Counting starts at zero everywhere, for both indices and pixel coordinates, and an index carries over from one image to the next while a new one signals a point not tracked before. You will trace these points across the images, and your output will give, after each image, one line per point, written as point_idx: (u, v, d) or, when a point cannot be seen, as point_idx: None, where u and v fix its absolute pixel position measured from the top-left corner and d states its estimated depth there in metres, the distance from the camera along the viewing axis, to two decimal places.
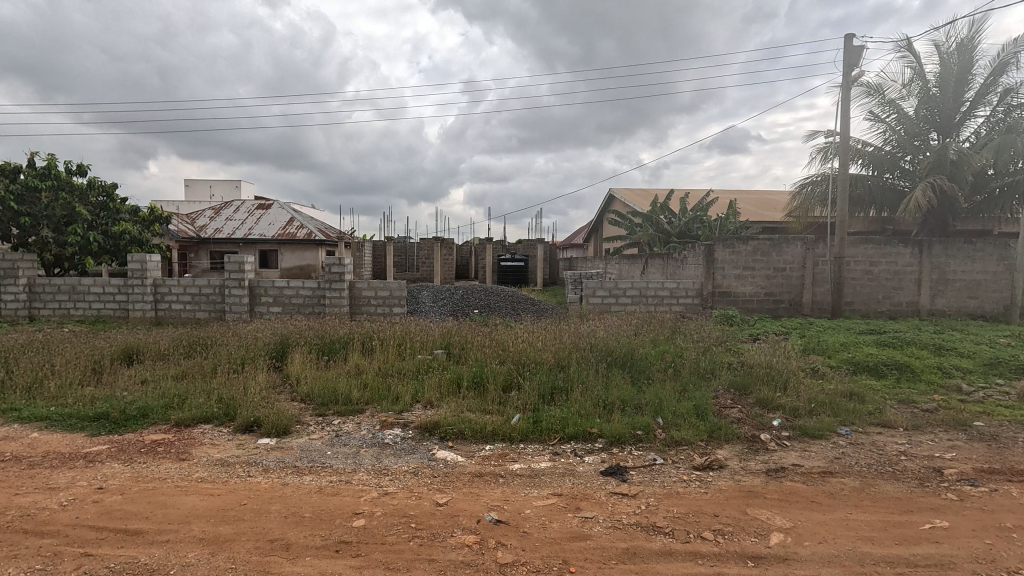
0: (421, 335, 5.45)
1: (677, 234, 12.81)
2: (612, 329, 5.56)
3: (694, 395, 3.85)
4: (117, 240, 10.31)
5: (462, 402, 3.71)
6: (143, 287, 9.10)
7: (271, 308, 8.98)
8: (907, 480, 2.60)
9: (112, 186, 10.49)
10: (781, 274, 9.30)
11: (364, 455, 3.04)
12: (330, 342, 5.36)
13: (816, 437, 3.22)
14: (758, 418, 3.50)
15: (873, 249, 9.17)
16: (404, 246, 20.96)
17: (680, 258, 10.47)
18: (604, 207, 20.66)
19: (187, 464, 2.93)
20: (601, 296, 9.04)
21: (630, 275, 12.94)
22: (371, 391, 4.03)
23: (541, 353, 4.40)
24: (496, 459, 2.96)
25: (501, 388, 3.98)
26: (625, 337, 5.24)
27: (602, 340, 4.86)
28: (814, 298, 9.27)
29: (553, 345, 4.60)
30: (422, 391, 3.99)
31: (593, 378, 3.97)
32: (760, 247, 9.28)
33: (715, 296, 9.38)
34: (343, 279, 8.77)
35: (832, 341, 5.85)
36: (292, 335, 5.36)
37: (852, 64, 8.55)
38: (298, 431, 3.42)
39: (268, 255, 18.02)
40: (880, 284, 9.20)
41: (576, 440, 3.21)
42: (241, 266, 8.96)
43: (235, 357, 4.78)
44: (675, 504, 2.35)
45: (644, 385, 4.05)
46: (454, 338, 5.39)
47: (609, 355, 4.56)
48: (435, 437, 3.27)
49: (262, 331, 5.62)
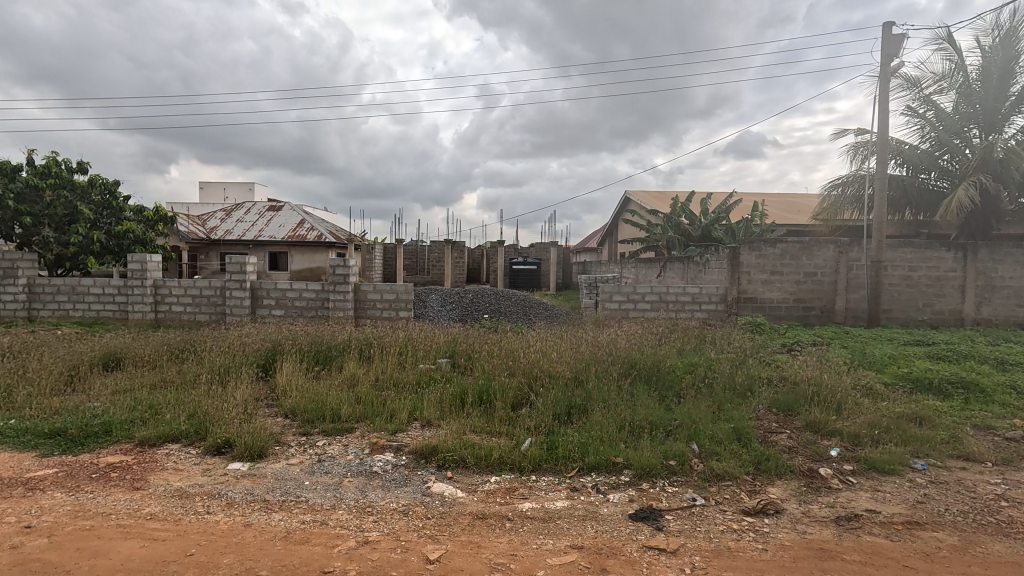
0: (425, 342, 5.00)
1: (698, 237, 12.26)
2: (635, 338, 5.07)
3: (733, 417, 3.34)
4: (120, 240, 10.04)
5: (465, 421, 3.24)
6: (143, 288, 8.79)
7: (274, 311, 8.61)
8: (1020, 536, 2.07)
9: (116, 185, 10.24)
10: (812, 280, 8.71)
11: (347, 487, 2.58)
12: (325, 349, 4.93)
13: (887, 472, 2.69)
14: (813, 446, 2.98)
15: (913, 253, 8.54)
16: (415, 249, 20.61)
17: (702, 262, 9.92)
18: (620, 210, 20.11)
19: (138, 496, 2.49)
20: (618, 301, 8.57)
21: (648, 279, 12.40)
22: (364, 406, 3.58)
23: (556, 364, 3.92)
24: (503, 496, 2.48)
25: (510, 406, 3.52)
26: (649, 346, 4.73)
27: (624, 350, 4.36)
28: (848, 305, 8.65)
29: (570, 355, 4.12)
30: (421, 408, 3.53)
31: (615, 395, 3.48)
32: (790, 250, 8.69)
33: (741, 302, 8.81)
34: (348, 281, 8.37)
35: (880, 353, 5.27)
36: (285, 340, 4.95)
37: (890, 54, 7.97)
38: (276, 454, 2.97)
39: (277, 257, 17.78)
40: (920, 291, 8.56)
41: (599, 471, 2.72)
42: (242, 267, 8.59)
43: (219, 366, 4.36)
44: (728, 567, 1.86)
45: (674, 404, 3.55)
46: (461, 346, 4.92)
47: (633, 368, 4.07)
48: (432, 465, 2.80)
49: (254, 336, 5.22)
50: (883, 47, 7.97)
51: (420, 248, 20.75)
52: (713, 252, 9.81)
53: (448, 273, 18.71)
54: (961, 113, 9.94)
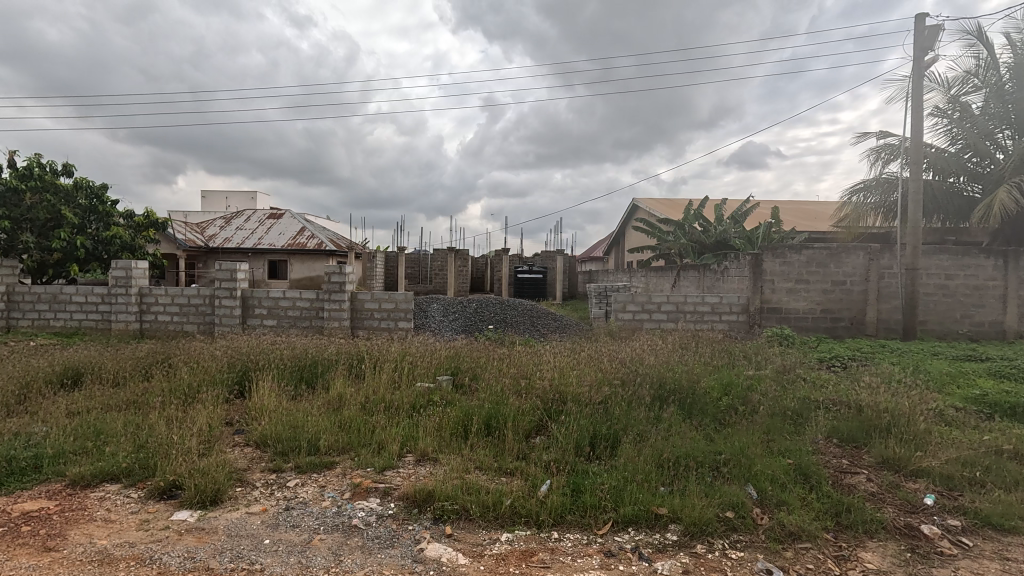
0: (424, 356, 4.46)
1: (711, 244, 11.62)
2: (660, 354, 4.50)
3: (791, 452, 2.77)
4: (107, 246, 9.57)
5: (469, 459, 2.68)
6: (127, 296, 8.29)
7: (266, 321, 8.08)
8: None
9: (104, 189, 9.80)
10: (841, 288, 8.12)
11: (317, 549, 2.01)
12: (311, 365, 4.39)
13: (1008, 531, 2.11)
14: (901, 492, 2.40)
15: (950, 260, 7.94)
16: (417, 258, 20.12)
17: (720, 270, 9.37)
18: (628, 217, 19.60)
19: (46, 562, 1.92)
20: (632, 311, 8.02)
21: (660, 288, 11.84)
22: (350, 436, 3.03)
23: (575, 386, 3.36)
24: (517, 564, 1.90)
25: (523, 438, 2.97)
26: (679, 363, 4.16)
27: (651, 367, 3.81)
28: (879, 316, 8.05)
29: (591, 375, 3.56)
30: (417, 439, 2.97)
31: (648, 425, 2.91)
32: (816, 257, 8.14)
33: (764, 312, 8.22)
34: (344, 289, 7.83)
35: (936, 370, 4.68)
36: (267, 356, 4.42)
37: (925, 47, 7.45)
38: (235, 499, 2.41)
39: (276, 266, 17.32)
40: (958, 301, 7.96)
41: (638, 526, 2.14)
42: (232, 274, 8.07)
43: (187, 385, 3.82)
44: None
45: (717, 434, 2.98)
46: (463, 361, 4.37)
47: (663, 390, 3.52)
48: (427, 517, 2.23)
49: (233, 349, 4.69)
50: (915, 42, 7.48)
51: (422, 256, 20.26)
52: (732, 259, 9.25)
53: (451, 282, 18.18)
54: (993, 114, 9.41)
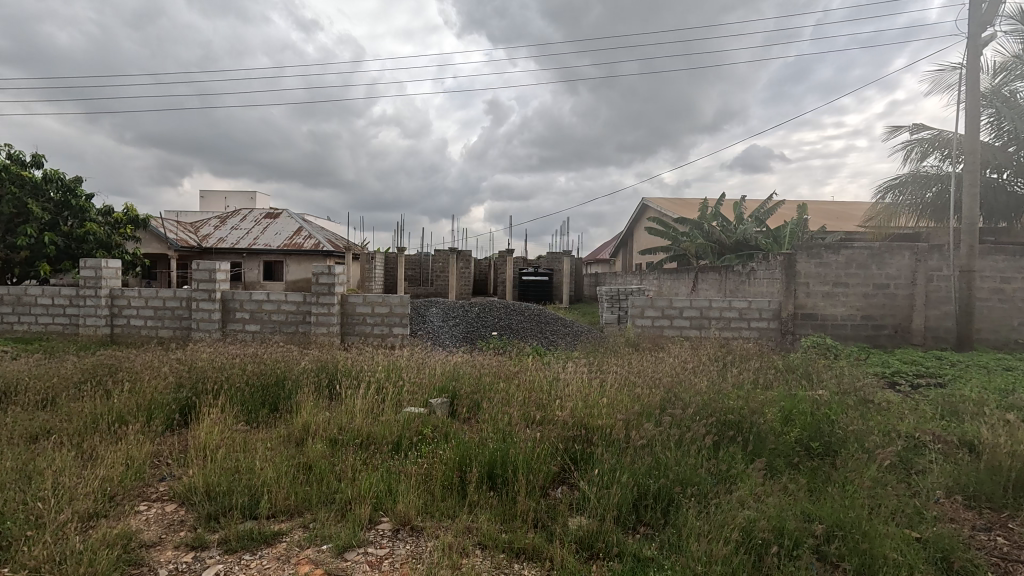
0: (415, 373, 3.68)
1: (732, 244, 10.78)
2: (701, 373, 3.71)
3: (920, 527, 1.97)
4: (80, 243, 8.87)
5: (464, 537, 1.91)
6: (97, 299, 7.55)
7: (247, 327, 7.32)
8: None
9: (78, 181, 9.08)
10: (883, 293, 7.30)
11: None
12: (277, 385, 3.61)
13: None
14: None
15: (1007, 262, 7.11)
16: (418, 260, 19.37)
17: (746, 271, 8.58)
18: (638, 218, 18.81)
19: None
20: (651, 316, 7.25)
21: (675, 292, 11.05)
22: (310, 490, 2.25)
23: (606, 423, 2.59)
24: None
25: (540, 497, 2.19)
26: (730, 386, 3.36)
27: (699, 394, 3.02)
28: (927, 324, 7.20)
29: (625, 405, 2.78)
30: (398, 494, 2.19)
31: (713, 487, 2.12)
32: (857, 258, 7.32)
33: (798, 318, 7.41)
34: (333, 291, 7.05)
35: None
36: (226, 373, 3.65)
37: (984, 23, 6.65)
38: None
39: (271, 267, 16.63)
40: (1016, 307, 7.11)
41: None
42: (211, 274, 7.30)
43: (116, 412, 3.04)
44: None
45: (806, 494, 2.19)
46: (462, 380, 3.58)
47: (719, 426, 2.74)
48: None
49: (188, 363, 3.91)
50: (973, 15, 6.67)
51: (423, 258, 19.51)
52: (759, 259, 8.45)
53: (453, 284, 17.40)
54: None
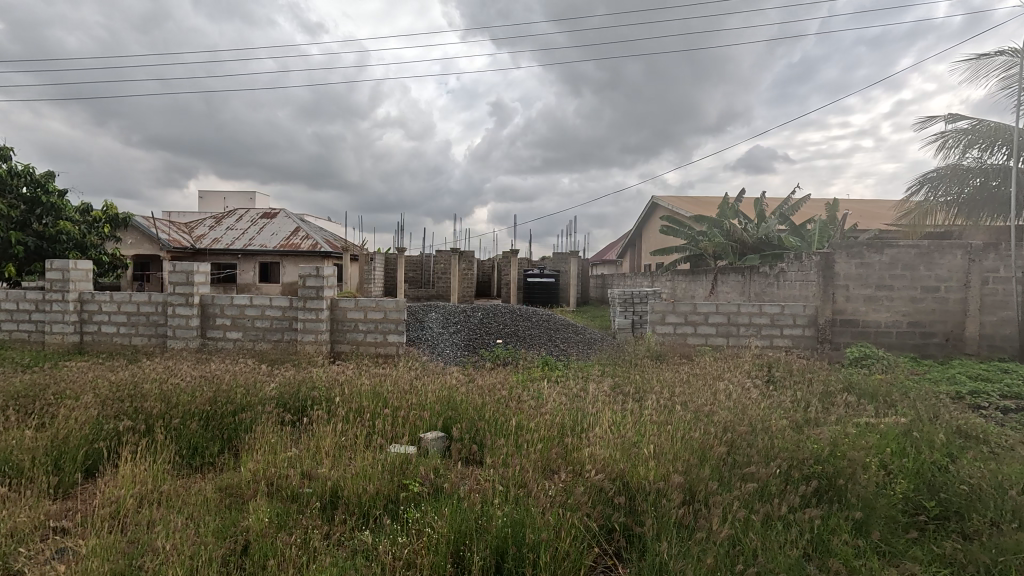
0: (403, 399, 2.99)
1: (754, 243, 10.05)
2: (757, 400, 2.99)
3: None
4: (54, 244, 8.23)
5: None
6: (65, 303, 6.87)
7: (228, 334, 6.64)
8: None
9: (50, 177, 8.43)
10: (932, 296, 6.54)
11: None
12: (233, 414, 2.92)
13: None
14: None
15: None
16: (419, 261, 18.69)
17: (775, 273, 7.84)
18: (648, 217, 18.09)
19: None
20: (673, 323, 6.54)
21: (691, 294, 10.32)
22: None
23: (657, 485, 1.87)
24: None
25: None
26: (799, 420, 2.65)
27: (771, 436, 2.31)
28: (982, 331, 6.44)
29: (678, 456, 2.07)
30: None
31: None
32: (902, 257, 6.58)
33: (836, 324, 6.67)
34: (322, 295, 6.34)
35: None
36: (170, 402, 2.95)
37: None
38: None
39: (267, 268, 15.98)
40: None
41: None
42: (189, 275, 6.61)
43: (8, 458, 2.33)
44: None
45: None
46: (462, 410, 2.88)
47: (806, 484, 2.03)
48: None
49: (127, 386, 3.20)
50: None
51: (425, 259, 18.82)
52: (790, 258, 7.72)
53: (456, 287, 16.72)
54: None
